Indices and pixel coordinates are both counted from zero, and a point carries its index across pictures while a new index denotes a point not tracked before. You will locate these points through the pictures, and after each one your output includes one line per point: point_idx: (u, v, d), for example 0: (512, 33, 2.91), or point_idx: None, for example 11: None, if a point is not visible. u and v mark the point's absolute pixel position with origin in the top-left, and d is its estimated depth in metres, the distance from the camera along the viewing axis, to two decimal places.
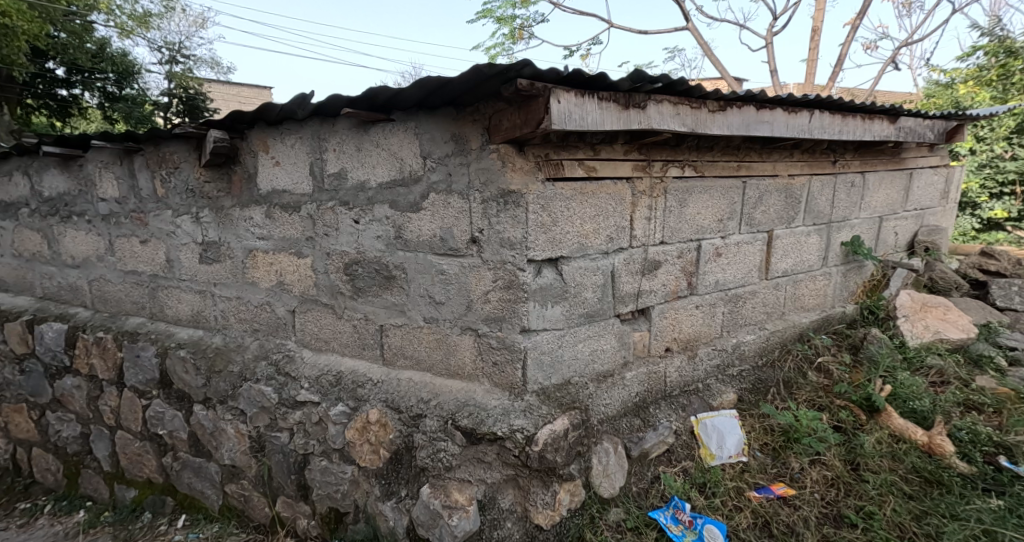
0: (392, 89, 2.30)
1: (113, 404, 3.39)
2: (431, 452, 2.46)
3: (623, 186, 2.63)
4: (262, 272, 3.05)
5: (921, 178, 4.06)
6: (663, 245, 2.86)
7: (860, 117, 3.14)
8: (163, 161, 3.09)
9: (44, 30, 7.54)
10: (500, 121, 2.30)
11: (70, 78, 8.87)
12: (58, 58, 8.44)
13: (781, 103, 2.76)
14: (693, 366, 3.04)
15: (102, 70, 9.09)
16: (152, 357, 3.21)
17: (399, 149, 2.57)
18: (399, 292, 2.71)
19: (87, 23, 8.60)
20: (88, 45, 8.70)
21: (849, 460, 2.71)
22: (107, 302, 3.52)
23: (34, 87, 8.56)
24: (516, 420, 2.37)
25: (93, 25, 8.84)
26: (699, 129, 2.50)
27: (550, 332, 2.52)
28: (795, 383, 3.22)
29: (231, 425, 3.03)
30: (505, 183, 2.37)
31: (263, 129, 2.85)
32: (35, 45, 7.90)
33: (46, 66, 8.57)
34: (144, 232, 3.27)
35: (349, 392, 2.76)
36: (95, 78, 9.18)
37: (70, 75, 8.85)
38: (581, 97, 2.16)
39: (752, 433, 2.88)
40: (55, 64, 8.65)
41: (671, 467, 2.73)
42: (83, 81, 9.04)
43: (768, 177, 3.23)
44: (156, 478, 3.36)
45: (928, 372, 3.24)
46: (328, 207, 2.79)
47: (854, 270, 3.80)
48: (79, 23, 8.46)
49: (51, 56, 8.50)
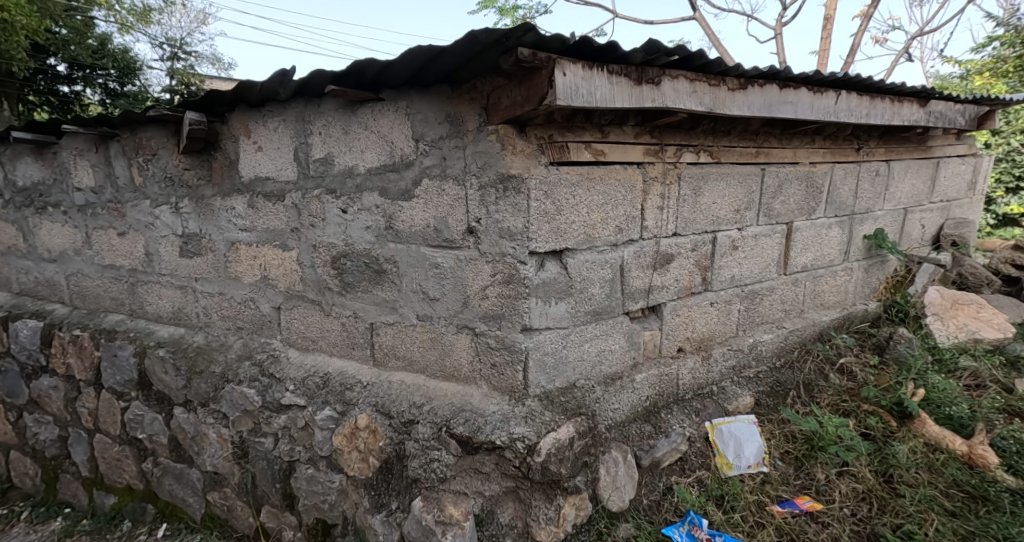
0: (380, 63, 2.09)
1: (90, 406, 3.19)
2: (424, 463, 2.25)
3: (633, 172, 2.42)
4: (245, 266, 2.85)
5: (948, 168, 3.83)
6: (676, 237, 2.65)
7: (889, 99, 2.92)
8: (140, 148, 2.89)
9: (45, 26, 7.34)
10: (498, 98, 2.09)
11: (72, 74, 8.55)
12: (59, 54, 8.13)
13: (806, 82, 2.54)
14: (707, 368, 2.83)
15: (104, 66, 8.77)
16: (129, 357, 3.01)
17: (390, 131, 2.37)
18: (390, 288, 2.51)
19: (89, 19, 8.40)
20: (89, 41, 8.42)
21: (881, 472, 2.50)
22: (85, 298, 3.33)
23: (35, 84, 8.10)
24: (516, 427, 2.16)
25: (95, 21, 8.56)
26: (717, 109, 2.29)
27: (554, 331, 2.31)
28: (816, 385, 3.01)
29: (212, 429, 2.84)
30: (504, 167, 2.16)
31: (244, 112, 2.64)
32: (35, 41, 7.68)
33: (48, 62, 8.18)
34: (121, 224, 3.07)
35: (337, 395, 2.56)
36: (97, 74, 8.88)
37: (72, 71, 8.53)
38: (589, 70, 1.95)
39: (772, 440, 2.67)
40: (57, 61, 8.27)
41: (685, 477, 2.52)
42: (86, 77, 8.71)
43: (788, 164, 3.01)
44: (136, 484, 3.17)
45: (962, 374, 3.02)
46: (314, 195, 2.59)
47: (877, 265, 3.58)
48: (81, 19, 8.27)
49: (52, 53, 8.15)
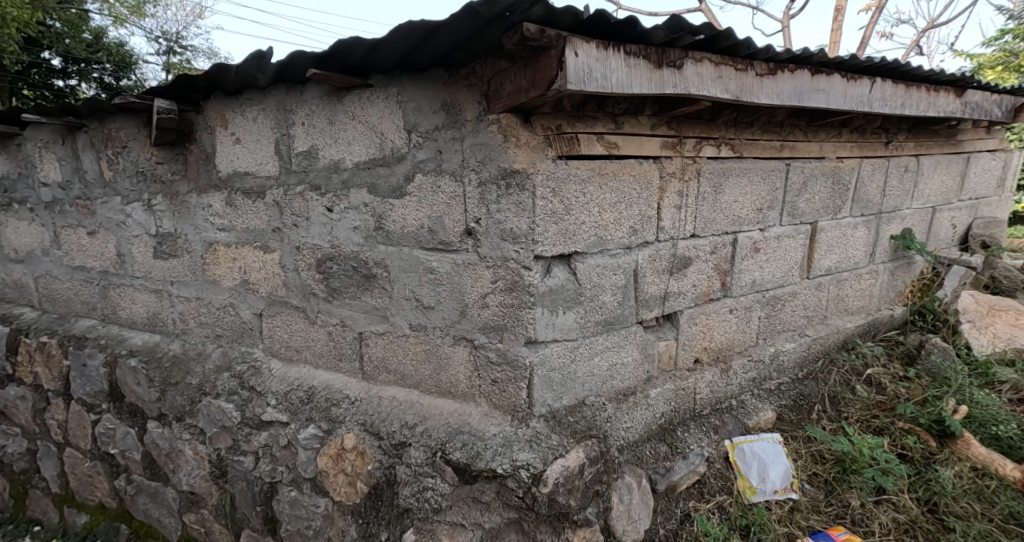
0: (367, 43, 1.85)
1: (59, 418, 2.96)
2: (417, 491, 2.03)
3: (649, 167, 2.20)
4: (223, 269, 2.62)
5: (979, 163, 3.60)
6: (695, 239, 2.42)
7: (925, 88, 2.68)
8: (109, 139, 2.65)
9: (36, 18, 7.07)
10: (501, 84, 1.87)
11: (67, 69, 8.23)
12: (55, 48, 7.84)
13: (839, 67, 2.30)
14: (726, 380, 2.62)
15: (99, 60, 8.44)
16: (99, 366, 2.78)
17: (379, 121, 2.13)
18: (381, 295, 2.29)
19: (83, 12, 8.03)
20: (85, 34, 8.09)
21: (925, 501, 2.28)
22: (55, 301, 3.10)
23: (30, 78, 7.71)
24: (519, 454, 1.94)
25: (90, 14, 8.20)
26: (744, 98, 2.06)
27: (561, 344, 2.09)
28: (842, 398, 2.79)
29: (189, 446, 2.61)
30: (506, 161, 1.94)
31: (220, 100, 2.40)
32: (26, 34, 7.36)
33: (42, 55, 7.93)
34: (91, 222, 2.84)
35: (322, 412, 2.34)
36: (93, 68, 8.49)
37: (67, 65, 8.21)
38: (603, 50, 1.72)
39: (799, 462, 2.44)
40: (51, 54, 8.02)
41: (704, 503, 2.30)
42: (81, 71, 8.37)
43: (814, 159, 2.77)
44: (109, 502, 2.94)
45: (1001, 387, 2.80)
46: (297, 192, 2.35)
47: (903, 267, 3.36)
48: (74, 12, 7.88)
49: (45, 46, 7.86)
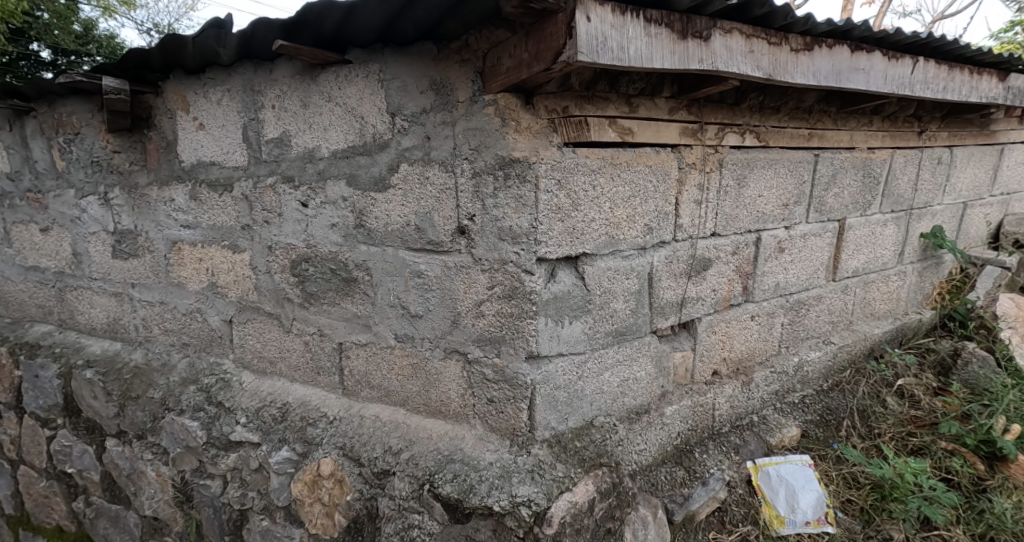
0: (341, 9, 1.58)
1: (12, 433, 2.68)
2: (401, 529, 1.77)
3: (667, 156, 1.95)
4: (189, 270, 2.35)
5: (1012, 156, 3.34)
6: (716, 238, 2.17)
7: (968, 71, 2.43)
8: (60, 125, 2.37)
9: (23, 9, 6.75)
10: (500, 58, 1.61)
11: (56, 61, 7.63)
12: (44, 40, 7.26)
13: (881, 44, 2.05)
14: (747, 394, 2.37)
15: (89, 53, 8.02)
16: (53, 378, 2.51)
17: (359, 103, 1.86)
18: (363, 301, 2.04)
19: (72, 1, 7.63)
20: (74, 25, 7.68)
21: (980, 535, 2.04)
22: (9, 305, 2.83)
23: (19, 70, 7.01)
24: (520, 488, 1.68)
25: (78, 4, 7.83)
26: (777, 76, 1.79)
27: (567, 359, 1.84)
28: (873, 412, 2.54)
29: (151, 467, 2.32)
30: (504, 149, 1.68)
31: (180, 79, 2.11)
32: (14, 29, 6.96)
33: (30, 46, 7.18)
34: (44, 218, 2.57)
35: (297, 432, 2.07)
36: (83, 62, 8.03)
37: (57, 57, 7.60)
38: (620, 16, 1.46)
39: (831, 487, 2.19)
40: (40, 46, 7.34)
41: (726, 535, 2.04)
42: (70, 65, 7.88)
43: (844, 150, 2.52)
44: (67, 526, 2.66)
45: None
46: (267, 184, 2.08)
47: (931, 268, 3.13)
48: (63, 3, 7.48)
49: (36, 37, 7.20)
